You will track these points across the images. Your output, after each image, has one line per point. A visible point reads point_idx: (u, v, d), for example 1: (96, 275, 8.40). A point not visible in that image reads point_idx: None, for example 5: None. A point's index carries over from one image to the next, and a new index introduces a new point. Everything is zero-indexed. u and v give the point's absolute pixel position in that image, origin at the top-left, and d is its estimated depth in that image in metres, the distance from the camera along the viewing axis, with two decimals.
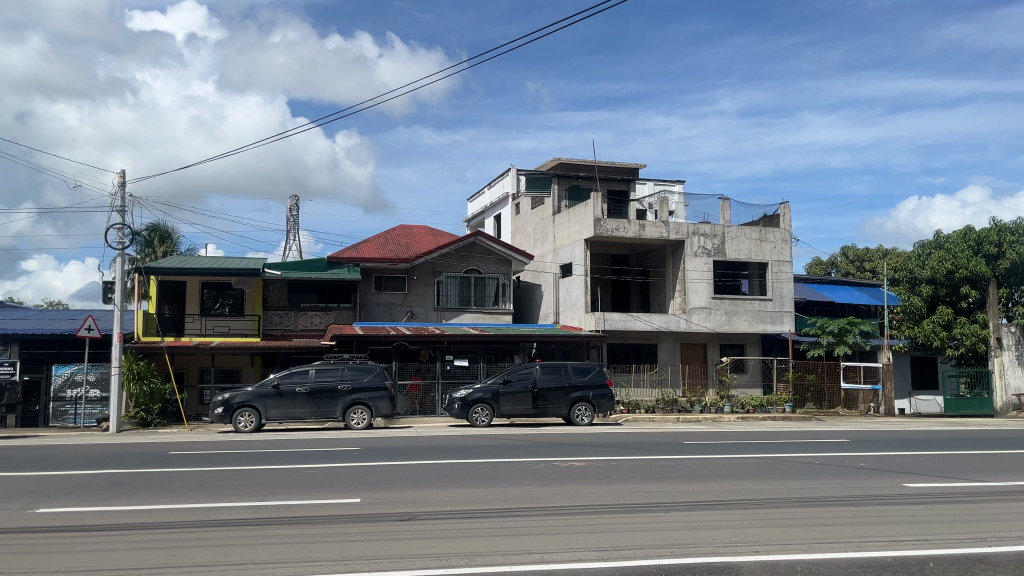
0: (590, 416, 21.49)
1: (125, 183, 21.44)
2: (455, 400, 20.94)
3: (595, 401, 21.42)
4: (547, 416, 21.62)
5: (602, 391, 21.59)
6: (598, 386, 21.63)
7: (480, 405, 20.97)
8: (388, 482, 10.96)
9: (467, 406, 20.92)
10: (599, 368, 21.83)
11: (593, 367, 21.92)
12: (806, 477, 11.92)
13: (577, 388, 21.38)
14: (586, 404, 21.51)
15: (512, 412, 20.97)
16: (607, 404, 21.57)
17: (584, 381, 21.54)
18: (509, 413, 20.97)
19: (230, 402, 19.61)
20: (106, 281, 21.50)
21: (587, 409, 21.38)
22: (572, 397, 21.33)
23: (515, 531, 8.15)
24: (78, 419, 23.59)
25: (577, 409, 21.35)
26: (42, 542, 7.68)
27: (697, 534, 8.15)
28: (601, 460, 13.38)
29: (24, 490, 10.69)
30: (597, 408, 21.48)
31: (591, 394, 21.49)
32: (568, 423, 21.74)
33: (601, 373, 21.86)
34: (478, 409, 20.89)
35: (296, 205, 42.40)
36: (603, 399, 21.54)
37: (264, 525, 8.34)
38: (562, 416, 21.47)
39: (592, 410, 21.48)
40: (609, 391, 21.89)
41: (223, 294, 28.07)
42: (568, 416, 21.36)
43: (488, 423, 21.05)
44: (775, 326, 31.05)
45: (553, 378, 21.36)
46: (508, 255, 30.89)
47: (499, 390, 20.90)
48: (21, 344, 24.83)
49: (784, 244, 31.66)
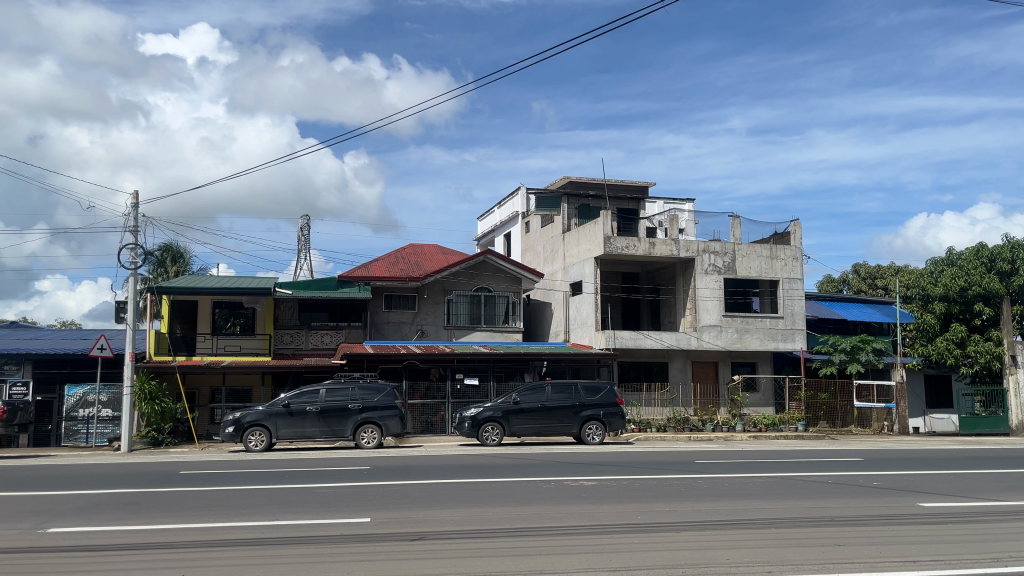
0: (601, 434, 21.38)
1: (138, 204, 21.64)
2: (464, 419, 20.92)
3: (606, 420, 21.29)
4: (558, 435, 21.49)
5: (613, 410, 21.48)
6: (609, 404, 21.51)
7: (491, 424, 20.95)
8: (399, 502, 10.93)
9: (478, 424, 20.88)
10: (610, 387, 21.73)
11: (603, 386, 21.80)
12: (821, 497, 11.79)
13: (587, 407, 21.24)
14: (596, 423, 21.40)
15: (524, 431, 20.89)
16: (618, 422, 21.47)
17: (595, 400, 21.41)
18: (520, 431, 20.90)
19: (240, 422, 19.62)
20: (118, 301, 21.57)
21: (598, 428, 21.27)
22: (582, 416, 21.19)
23: (521, 551, 8.09)
24: (89, 438, 23.89)
25: (587, 427, 21.24)
26: (53, 562, 7.70)
27: (709, 553, 8.10)
28: (613, 479, 13.32)
29: (33, 509, 10.69)
30: (608, 426, 21.37)
31: (602, 413, 21.36)
32: (579, 442, 21.63)
33: (612, 391, 21.75)
34: (487, 428, 20.86)
35: (307, 225, 42.77)
36: (614, 417, 21.43)
37: (272, 545, 8.32)
38: (572, 435, 21.35)
39: (603, 429, 21.37)
40: (620, 409, 21.78)
41: (235, 313, 28.23)
42: (578, 435, 21.24)
43: (498, 441, 21.04)
44: (787, 343, 30.89)
45: (563, 397, 21.25)
46: (519, 272, 30.93)
47: (510, 409, 20.86)
48: (34, 364, 24.89)
49: (795, 262, 31.59)
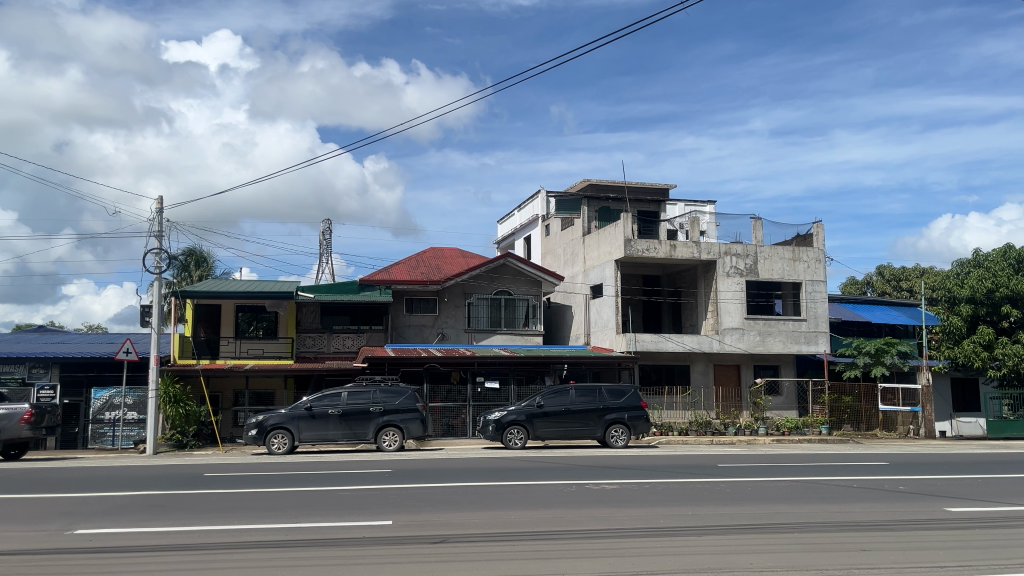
0: (625, 438, 21.28)
1: (163, 209, 21.90)
2: (489, 422, 20.90)
3: (631, 423, 21.21)
4: (582, 439, 21.42)
5: (638, 413, 21.41)
6: (633, 407, 21.45)
7: (516, 427, 20.87)
8: (421, 505, 10.95)
9: (502, 428, 20.82)
10: (634, 390, 21.66)
11: (627, 389, 21.73)
12: (846, 501, 11.67)
13: (611, 410, 21.19)
14: (621, 426, 21.30)
15: (548, 434, 20.84)
16: (642, 425, 21.39)
17: (619, 404, 21.36)
18: (544, 435, 20.86)
19: (263, 425, 19.75)
20: (143, 305, 21.82)
21: (622, 432, 21.17)
22: (607, 419, 21.14)
23: (544, 554, 8.08)
24: (116, 440, 24.14)
25: (612, 431, 21.14)
26: (80, 563, 7.80)
27: (731, 558, 8.05)
28: (635, 483, 13.22)
29: (58, 511, 10.81)
30: (632, 430, 21.28)
31: (626, 416, 21.29)
32: (604, 445, 21.54)
33: (636, 394, 21.68)
34: (512, 431, 20.78)
35: (329, 229, 43.01)
36: (639, 420, 21.35)
37: (296, 547, 8.37)
38: (597, 438, 21.28)
39: (628, 432, 21.27)
40: (645, 413, 21.69)
41: (258, 317, 28.54)
42: (603, 439, 21.17)
43: (522, 445, 20.97)
44: (810, 346, 30.62)
45: (587, 400, 21.21)
46: (539, 276, 30.92)
47: (534, 412, 20.82)
48: (62, 367, 25.20)
49: (817, 264, 31.32)
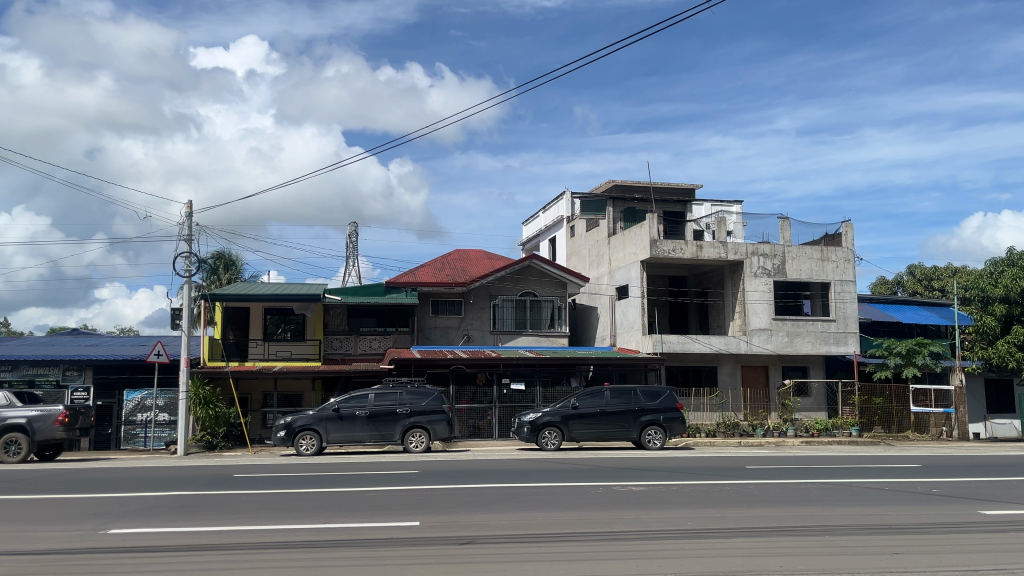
0: (661, 440, 21.20)
1: (192, 213, 22.19)
2: (524, 424, 20.86)
3: (666, 425, 21.11)
4: (618, 442, 21.34)
5: (673, 415, 21.29)
6: (669, 409, 21.33)
7: (550, 429, 20.82)
8: (448, 505, 10.98)
9: (537, 430, 20.76)
10: (669, 392, 21.56)
11: (662, 391, 21.63)
12: (878, 504, 11.52)
13: (647, 412, 21.10)
14: (657, 428, 21.21)
15: (583, 436, 20.77)
16: (678, 427, 21.27)
17: (655, 405, 21.27)
18: (580, 437, 20.78)
19: (292, 426, 19.91)
20: (174, 308, 22.11)
21: (658, 433, 21.09)
22: (642, 421, 21.06)
23: (572, 556, 8.07)
24: (147, 441, 24.60)
25: (647, 433, 21.08)
26: (115, 562, 7.94)
27: (761, 561, 7.98)
28: (663, 485, 13.16)
29: (92, 510, 11.00)
30: (668, 431, 21.19)
31: (662, 418, 21.19)
32: (640, 448, 21.49)
33: (671, 396, 21.58)
34: (547, 433, 20.71)
35: (355, 232, 43.30)
36: (674, 422, 21.24)
37: (324, 547, 8.43)
38: (632, 440, 21.21)
39: (664, 434, 21.17)
40: (681, 415, 21.56)
41: (286, 319, 28.86)
42: (638, 440, 21.10)
43: (557, 446, 20.88)
44: (839, 347, 30.28)
45: (622, 402, 21.15)
46: (564, 277, 30.86)
47: (569, 413, 20.74)
48: (95, 369, 25.59)
49: (846, 264, 30.95)
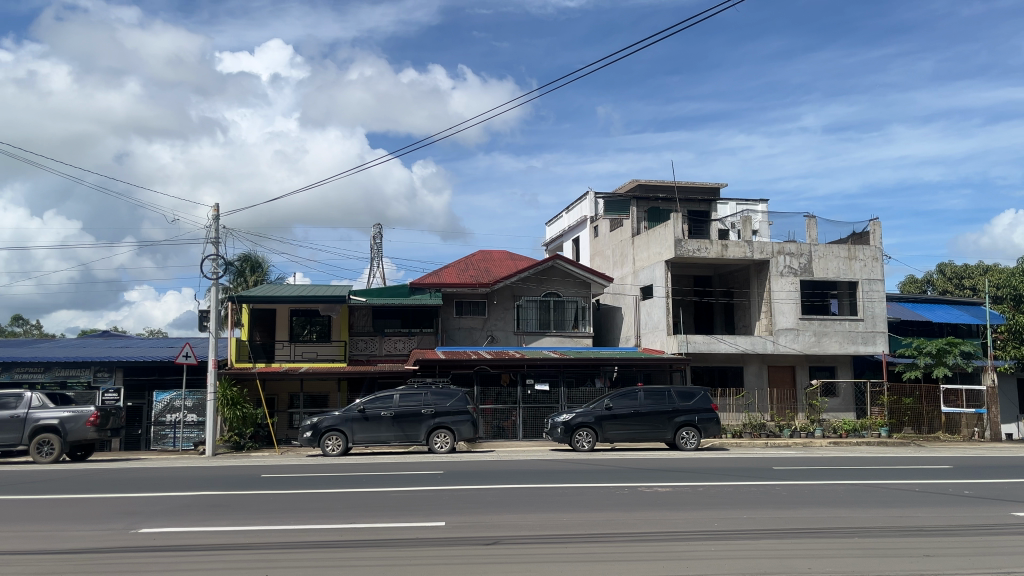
0: (697, 441, 21.06)
1: (219, 216, 22.45)
2: (558, 425, 20.83)
3: (701, 426, 21.00)
4: (651, 442, 21.29)
5: (708, 415, 21.18)
6: (705, 410, 21.25)
7: (584, 430, 20.76)
8: (472, 506, 10.99)
9: (570, 431, 20.71)
10: (704, 392, 21.46)
11: (697, 391, 21.53)
12: (908, 505, 11.35)
13: (681, 413, 21.02)
14: (691, 429, 21.11)
15: (617, 437, 20.71)
16: (713, 428, 21.13)
17: (689, 406, 21.17)
18: (615, 438, 20.73)
19: (318, 427, 20.05)
20: (201, 310, 22.36)
21: (694, 433, 20.97)
22: (676, 421, 20.98)
23: (599, 557, 8.05)
24: (176, 442, 24.78)
25: (682, 434, 20.97)
26: (146, 561, 8.04)
27: (790, 562, 7.91)
28: (688, 486, 13.09)
29: (122, 510, 11.18)
30: (704, 432, 21.06)
31: (696, 419, 21.09)
32: (675, 449, 21.38)
33: (706, 397, 21.47)
34: (581, 434, 20.66)
35: (379, 234, 43.56)
36: (709, 423, 21.11)
37: (350, 547, 8.49)
38: (667, 441, 21.13)
39: (699, 434, 21.06)
40: (716, 415, 21.45)
41: (311, 321, 29.10)
42: (673, 441, 21.01)
43: (592, 447, 20.81)
44: (867, 346, 29.89)
45: (656, 403, 21.06)
46: (588, 277, 30.79)
47: (604, 415, 20.69)
48: (125, 371, 25.96)
49: (874, 262, 30.57)
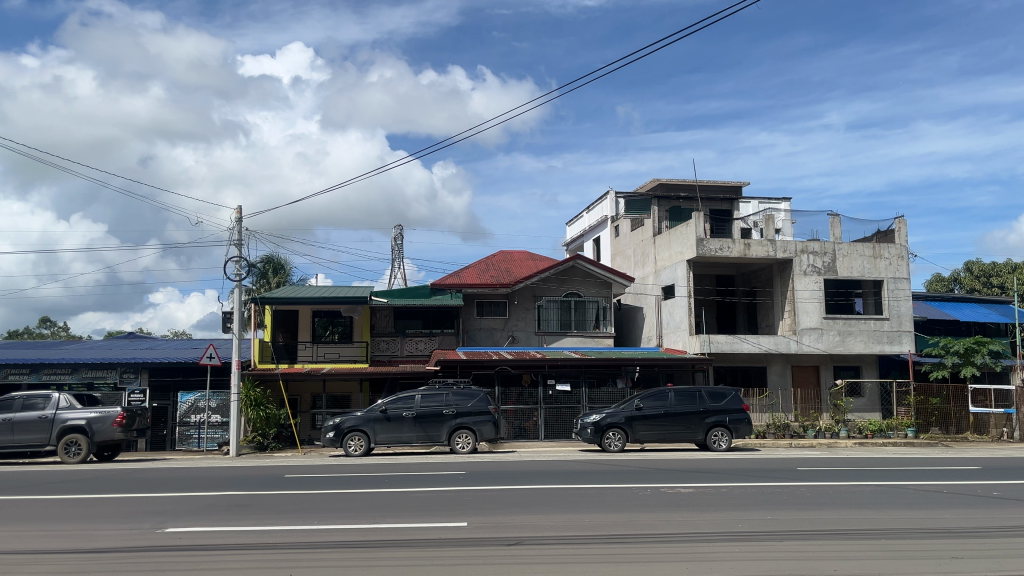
0: (728, 441, 20.95)
1: (241, 218, 22.62)
2: (588, 425, 20.75)
3: (732, 426, 20.86)
4: (682, 442, 21.18)
5: (740, 416, 21.01)
6: (735, 410, 21.06)
7: (614, 430, 20.70)
8: (495, 507, 10.99)
9: (601, 431, 20.66)
10: (735, 392, 21.28)
11: (728, 392, 21.36)
12: (936, 507, 11.18)
13: (712, 413, 20.89)
14: (722, 429, 20.99)
15: (648, 437, 20.63)
16: (744, 429, 20.95)
17: (720, 406, 21.01)
18: (645, 438, 20.64)
19: (340, 427, 20.14)
20: (225, 312, 22.54)
21: (724, 434, 20.84)
22: (707, 422, 20.85)
23: (621, 558, 7.99)
24: (201, 442, 25.06)
25: (713, 434, 20.85)
26: (172, 560, 8.10)
27: (816, 564, 7.81)
28: (712, 487, 12.99)
29: (149, 510, 11.30)
30: (735, 433, 20.92)
31: (728, 419, 20.94)
32: (705, 449, 21.26)
33: (737, 397, 21.29)
34: (611, 435, 20.61)
35: (400, 235, 43.72)
36: (741, 423, 20.95)
37: (373, 547, 8.50)
38: (697, 442, 21.02)
39: (730, 435, 20.93)
40: (747, 416, 21.27)
41: (333, 322, 29.26)
42: (704, 442, 20.90)
43: (623, 449, 20.73)
44: (893, 346, 29.50)
45: (687, 404, 20.92)
46: (609, 277, 30.67)
47: (634, 415, 20.60)
48: (151, 372, 26.24)
49: (900, 261, 30.18)
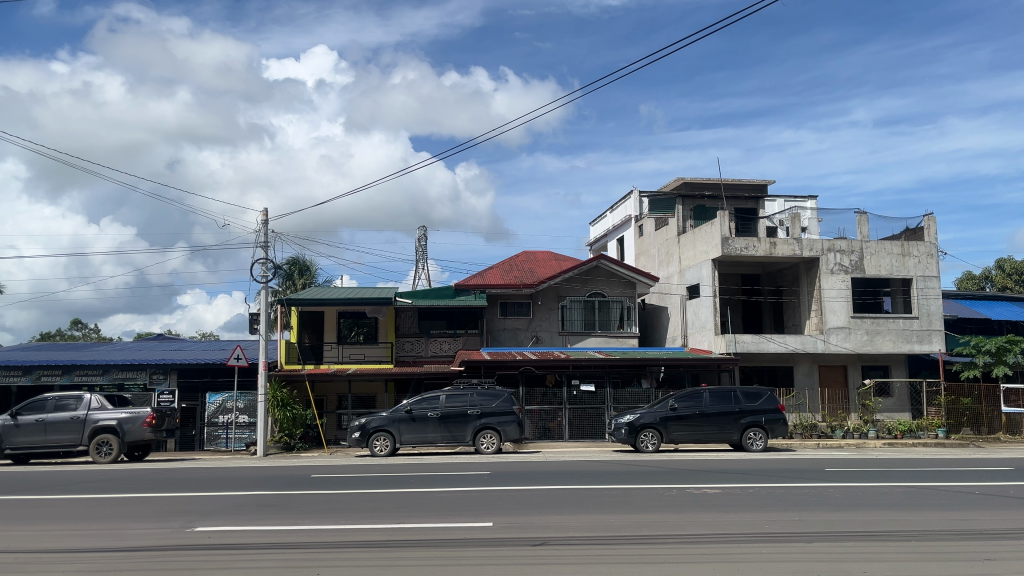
0: (763, 442, 20.79)
1: (268, 220, 22.84)
2: (622, 426, 20.69)
3: (768, 427, 20.71)
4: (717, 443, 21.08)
5: (776, 416, 20.86)
6: (770, 411, 20.92)
7: (649, 431, 20.59)
8: (520, 507, 10.99)
9: (635, 431, 20.58)
10: (770, 393, 21.17)
11: (763, 392, 21.25)
12: (967, 508, 11.02)
13: (748, 413, 20.76)
14: (758, 430, 20.86)
15: (682, 438, 20.50)
16: (781, 429, 20.80)
17: (756, 406, 20.88)
18: (680, 439, 20.52)
19: (366, 427, 20.24)
20: (251, 313, 22.77)
21: (760, 435, 20.72)
22: (743, 423, 20.72)
23: (647, 559, 7.96)
24: (229, 442, 25.28)
25: (748, 435, 20.73)
26: (201, 559, 8.20)
27: (846, 566, 7.72)
28: (738, 488, 12.91)
29: (179, 509, 11.46)
30: (770, 433, 20.76)
31: (763, 419, 20.81)
32: (741, 449, 21.14)
33: (773, 397, 21.16)
34: (645, 435, 20.49)
35: (424, 236, 43.90)
36: (776, 423, 20.79)
37: (399, 547, 8.55)
38: (732, 442, 20.88)
39: (765, 435, 20.78)
40: (782, 416, 21.12)
41: (358, 322, 29.47)
42: (739, 442, 20.76)
43: (657, 449, 20.62)
44: (923, 345, 29.09)
45: (722, 405, 20.80)
46: (633, 277, 30.55)
47: (668, 416, 20.51)
48: (179, 373, 26.59)
49: (929, 259, 29.76)
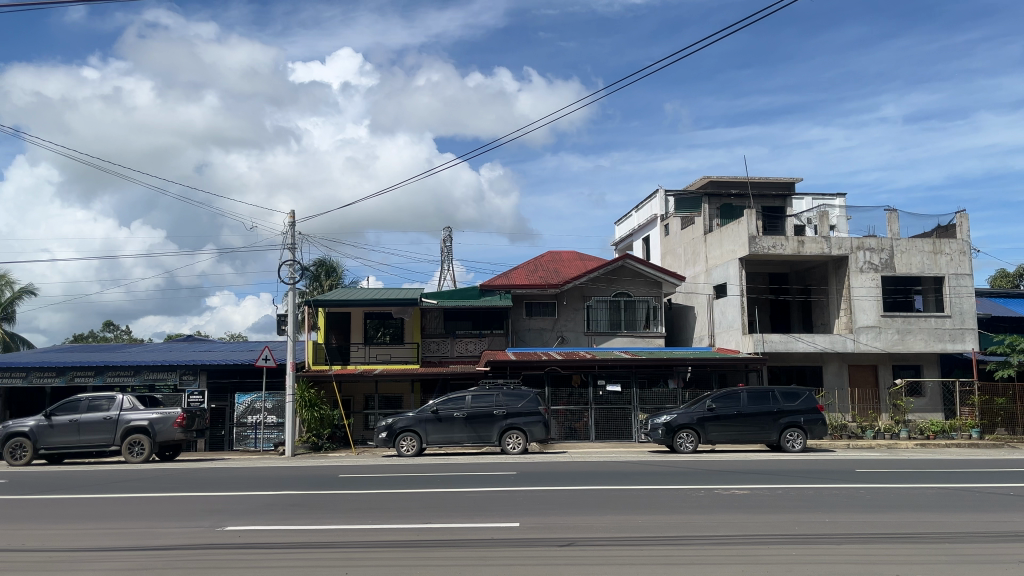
0: (802, 442, 20.53)
1: (295, 222, 23.02)
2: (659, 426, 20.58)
3: (808, 426, 20.47)
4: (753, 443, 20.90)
5: (814, 416, 20.64)
6: (810, 411, 20.69)
7: (686, 431, 20.46)
8: (546, 508, 10.97)
9: (671, 432, 20.46)
10: (810, 393, 20.92)
11: (802, 392, 21.02)
12: (1001, 510, 10.81)
13: (787, 413, 20.53)
14: (797, 430, 20.60)
15: (720, 438, 20.36)
16: (820, 429, 20.58)
17: (794, 406, 20.66)
18: (717, 439, 20.37)
19: (393, 427, 20.30)
20: (279, 315, 22.97)
21: (799, 435, 20.45)
22: (781, 422, 20.49)
23: (675, 560, 7.91)
24: (257, 442, 25.70)
25: (787, 435, 20.46)
26: (231, 558, 8.28)
27: (878, 569, 7.60)
28: (766, 488, 12.78)
29: (209, 508, 11.59)
30: (809, 433, 20.54)
31: (802, 419, 20.58)
32: (779, 450, 20.89)
33: (811, 397, 20.93)
34: (683, 435, 20.37)
35: (449, 237, 44.02)
36: (815, 423, 20.57)
37: (426, 547, 8.57)
38: (771, 442, 20.66)
39: (804, 436, 20.54)
40: (821, 416, 20.89)
41: (384, 323, 29.66)
42: (777, 443, 20.51)
43: (693, 449, 20.50)
44: (956, 344, 28.61)
45: (759, 405, 20.61)
46: (659, 276, 30.38)
47: (705, 416, 20.39)
48: (208, 373, 26.86)
49: (962, 256, 29.26)
